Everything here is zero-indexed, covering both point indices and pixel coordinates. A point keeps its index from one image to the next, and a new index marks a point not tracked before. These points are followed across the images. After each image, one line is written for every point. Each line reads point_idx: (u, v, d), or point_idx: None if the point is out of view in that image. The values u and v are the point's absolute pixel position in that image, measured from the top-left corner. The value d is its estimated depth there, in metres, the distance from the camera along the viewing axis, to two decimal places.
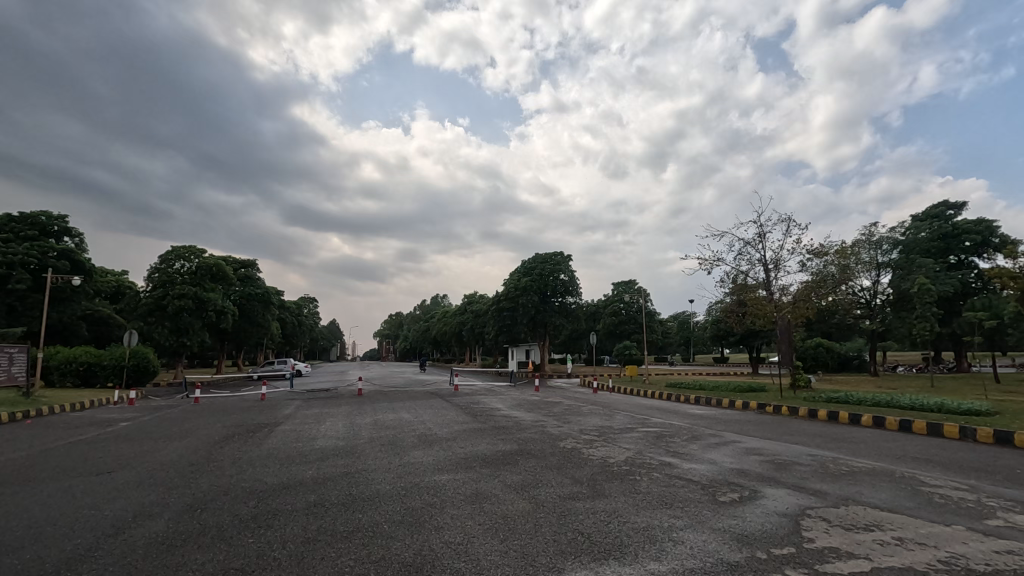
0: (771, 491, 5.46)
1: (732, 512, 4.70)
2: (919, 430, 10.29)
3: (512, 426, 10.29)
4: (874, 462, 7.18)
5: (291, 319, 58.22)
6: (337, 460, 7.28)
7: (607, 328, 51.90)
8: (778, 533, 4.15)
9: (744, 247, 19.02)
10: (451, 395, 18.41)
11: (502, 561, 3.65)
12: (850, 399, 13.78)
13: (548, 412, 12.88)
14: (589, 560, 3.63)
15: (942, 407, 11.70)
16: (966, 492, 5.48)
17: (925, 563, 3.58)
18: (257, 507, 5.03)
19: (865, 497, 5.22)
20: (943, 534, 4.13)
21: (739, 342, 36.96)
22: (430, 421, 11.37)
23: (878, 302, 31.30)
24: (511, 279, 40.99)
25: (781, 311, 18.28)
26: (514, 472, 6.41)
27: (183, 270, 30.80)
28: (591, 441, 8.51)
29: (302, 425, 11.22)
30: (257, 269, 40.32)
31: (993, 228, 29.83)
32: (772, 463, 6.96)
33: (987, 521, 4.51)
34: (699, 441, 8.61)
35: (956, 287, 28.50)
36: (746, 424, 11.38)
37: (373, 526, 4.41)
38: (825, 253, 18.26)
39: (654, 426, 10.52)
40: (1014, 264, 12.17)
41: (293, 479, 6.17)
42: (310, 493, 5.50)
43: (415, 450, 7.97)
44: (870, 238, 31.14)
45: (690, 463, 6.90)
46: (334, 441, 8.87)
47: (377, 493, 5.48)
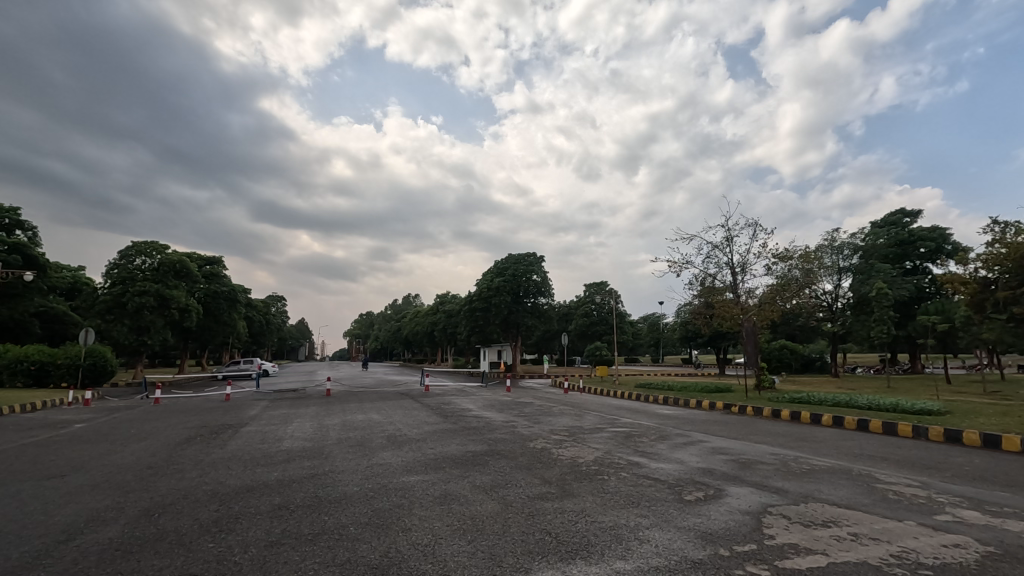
0: (736, 489, 5.58)
1: (696, 511, 4.79)
2: (875, 429, 10.69)
3: (483, 427, 10.30)
4: (833, 460, 7.43)
5: (258, 318, 57.03)
6: (305, 461, 7.20)
7: (579, 329, 52.58)
8: (741, 531, 4.24)
9: (713, 250, 19.47)
10: (422, 395, 18.27)
11: (469, 561, 3.64)
12: (811, 398, 14.28)
13: (519, 413, 12.90)
14: (556, 560, 3.65)
15: (898, 407, 12.15)
16: (918, 489, 5.71)
17: (879, 558, 3.70)
18: (218, 510, 4.90)
19: (824, 494, 5.39)
20: (896, 530, 4.28)
21: (707, 343, 37.69)
22: (401, 422, 11.28)
23: (838, 305, 32.34)
24: (484, 279, 40.93)
25: (748, 314, 18.74)
26: (483, 472, 6.42)
27: (144, 267, 29.77)
28: (560, 441, 8.57)
29: (268, 425, 11.04)
30: (223, 266, 39.28)
31: (946, 236, 31.34)
32: (737, 462, 7.13)
33: (936, 516, 4.71)
34: (667, 441, 8.77)
35: (911, 291, 29.78)
36: (712, 424, 11.64)
37: (339, 529, 4.34)
38: (789, 257, 18.79)
39: (623, 426, 10.69)
40: (965, 270, 12.71)
41: (258, 481, 6.05)
42: (276, 496, 5.40)
43: (384, 451, 7.92)
44: (832, 243, 31.95)
45: (657, 462, 7.01)
46: (302, 442, 8.74)
47: (344, 495, 5.41)
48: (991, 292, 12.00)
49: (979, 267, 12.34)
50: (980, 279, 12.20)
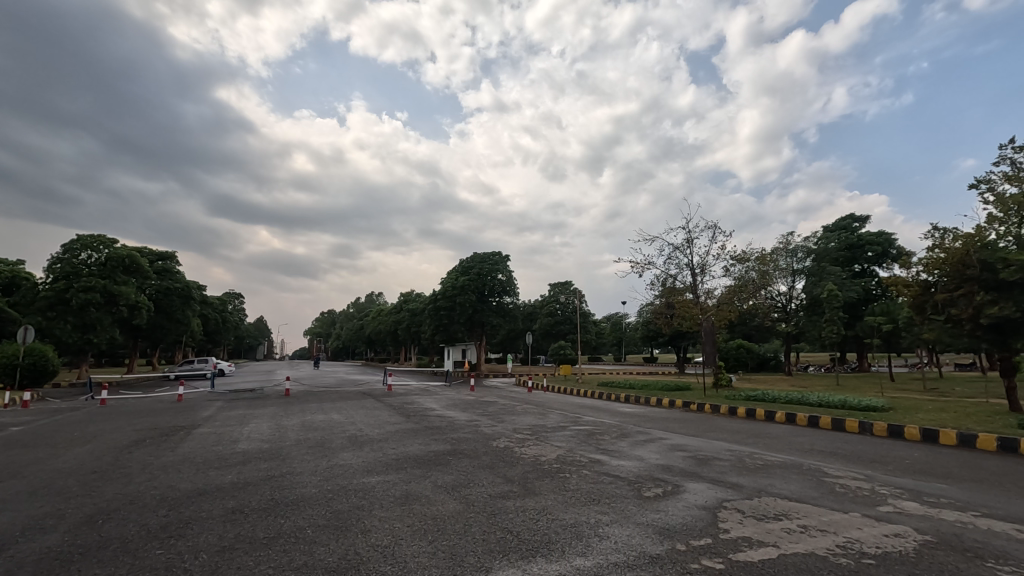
0: (693, 485, 5.71)
1: (655, 507, 4.89)
2: (825, 425, 11.14)
3: (445, 426, 10.22)
4: (786, 455, 7.69)
5: (214, 316, 55.12)
6: (261, 463, 7.01)
7: (543, 328, 53.08)
8: (697, 526, 4.34)
9: (673, 251, 19.88)
10: (384, 395, 18.06)
11: (430, 561, 3.61)
12: (765, 396, 14.73)
13: (482, 412, 12.87)
14: (517, 558, 3.66)
15: (846, 404, 12.68)
16: (863, 482, 5.99)
17: (826, 549, 3.86)
18: (168, 515, 4.72)
19: (776, 489, 5.57)
20: (842, 521, 4.47)
21: (668, 343, 38.44)
22: (362, 422, 11.09)
23: (792, 307, 33.59)
24: (449, 278, 40.69)
25: (707, 314, 19.24)
26: (445, 472, 6.37)
27: (90, 262, 28.41)
28: (523, 440, 8.60)
29: (223, 426, 10.68)
30: (175, 261, 37.76)
31: (892, 241, 32.95)
32: (695, 458, 7.31)
33: (879, 508, 4.95)
34: (628, 438, 8.91)
35: (859, 293, 31.19)
36: (671, 421, 11.90)
37: (296, 532, 4.24)
38: (746, 259, 19.37)
39: (586, 424, 10.82)
40: (908, 273, 13.36)
41: (212, 484, 5.84)
42: (229, 499, 5.23)
43: (345, 451, 7.78)
44: (787, 246, 33.26)
45: (618, 459, 7.13)
46: (258, 443, 8.48)
47: (302, 497, 5.29)
48: (931, 294, 12.66)
49: (921, 270, 13.01)
50: (921, 282, 12.87)
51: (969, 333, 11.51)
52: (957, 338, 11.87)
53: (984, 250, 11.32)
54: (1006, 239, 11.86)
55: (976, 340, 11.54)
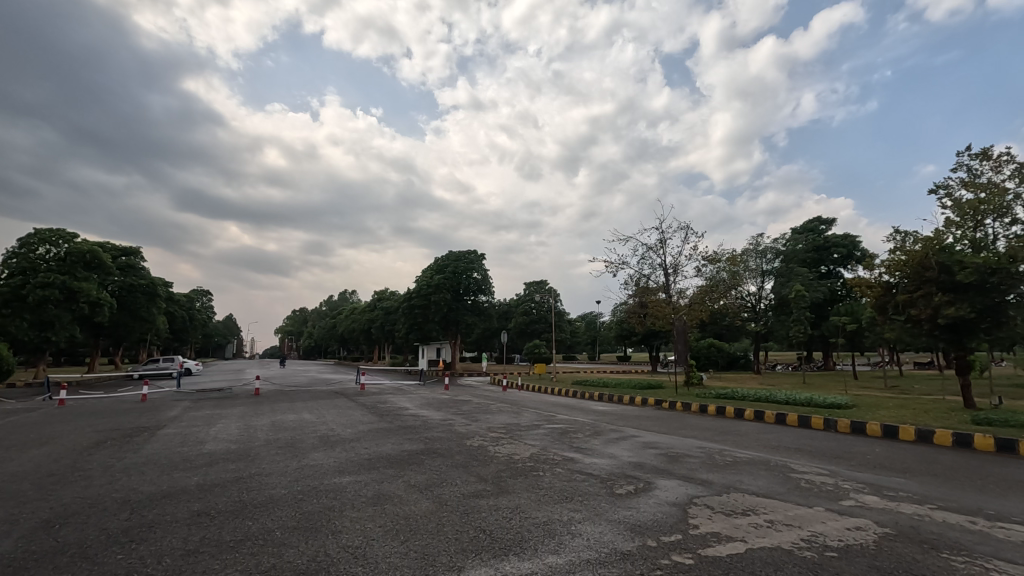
0: (664, 482, 5.80)
1: (627, 504, 4.95)
2: (792, 422, 11.42)
3: (419, 425, 10.15)
4: (755, 452, 7.86)
5: (180, 313, 53.60)
6: (229, 464, 6.84)
7: (518, 327, 53.24)
8: (668, 522, 4.41)
9: (647, 251, 20.14)
10: (357, 394, 17.85)
11: (401, 562, 3.58)
12: (735, 394, 15.01)
13: (456, 411, 12.83)
14: (489, 557, 3.65)
15: (811, 401, 13.04)
16: (827, 477, 6.17)
17: (791, 543, 3.96)
18: (129, 519, 4.57)
19: (744, 484, 5.70)
20: (807, 516, 4.59)
21: (641, 342, 38.95)
22: (334, 421, 10.95)
23: (761, 306, 34.42)
24: (423, 276, 40.42)
25: (679, 313, 19.54)
26: (419, 471, 6.31)
27: (48, 257, 27.34)
28: (497, 439, 8.60)
29: (190, 427, 10.40)
30: (140, 257, 36.57)
31: (857, 243, 33.93)
32: (666, 455, 7.42)
33: (842, 502, 5.10)
34: (601, 436, 9.00)
35: (826, 294, 32.06)
36: (643, 419, 12.05)
37: (264, 534, 4.16)
38: (718, 260, 19.72)
39: (560, 422, 10.88)
40: (872, 275, 13.77)
41: (176, 487, 5.69)
42: (195, 502, 5.10)
43: (316, 451, 7.65)
44: (757, 247, 33.93)
45: (591, 458, 7.19)
46: (226, 444, 8.28)
47: (271, 499, 5.18)
48: (892, 295, 13.08)
49: (883, 272, 13.43)
50: (883, 283, 13.29)
51: (928, 333, 11.95)
52: (916, 338, 12.30)
53: (942, 253, 11.76)
54: (962, 243, 12.34)
55: (934, 340, 11.99)
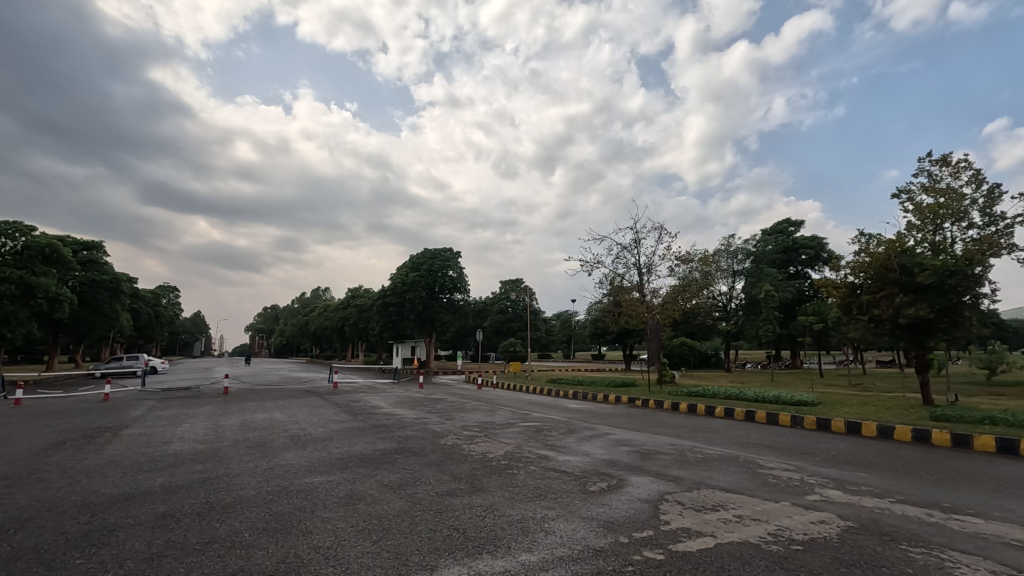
0: (636, 479, 5.87)
1: (600, 500, 5.00)
2: (761, 419, 11.69)
3: (393, 424, 10.06)
4: (724, 449, 8.03)
5: (145, 310, 51.99)
6: (195, 465, 6.65)
7: (494, 325, 53.27)
8: (640, 518, 4.46)
9: (622, 251, 20.33)
10: (330, 393, 17.57)
11: (373, 562, 3.55)
12: (706, 392, 15.26)
13: (431, 409, 12.76)
14: (462, 556, 3.65)
15: (779, 399, 13.36)
16: (793, 472, 6.33)
17: (758, 537, 4.05)
18: (89, 522, 4.42)
19: (714, 480, 5.81)
20: (774, 510, 4.71)
21: (615, 340, 39.35)
22: (306, 421, 10.76)
23: (732, 305, 35.13)
24: (398, 274, 40.07)
25: (652, 312, 19.81)
26: (392, 471, 6.25)
27: (5, 250, 26.25)
28: (471, 437, 8.58)
29: (155, 426, 10.11)
30: (102, 252, 35.35)
31: (824, 245, 34.91)
32: (638, 453, 7.51)
33: (807, 496, 5.24)
34: (575, 434, 9.05)
35: (794, 294, 32.90)
36: (617, 417, 12.17)
37: (232, 536, 4.07)
38: (691, 260, 20.05)
39: (534, 420, 10.90)
40: (838, 276, 14.16)
41: (140, 488, 5.52)
42: (160, 504, 4.96)
43: (287, 451, 7.52)
44: (728, 248, 34.73)
45: (564, 455, 7.23)
46: (193, 444, 8.07)
47: (240, 500, 5.08)
48: (856, 296, 13.47)
49: (848, 273, 13.82)
50: (848, 284, 13.67)
51: (889, 332, 12.37)
52: (878, 337, 12.70)
53: (903, 255, 12.17)
54: (922, 245, 12.78)
55: (895, 339, 12.40)
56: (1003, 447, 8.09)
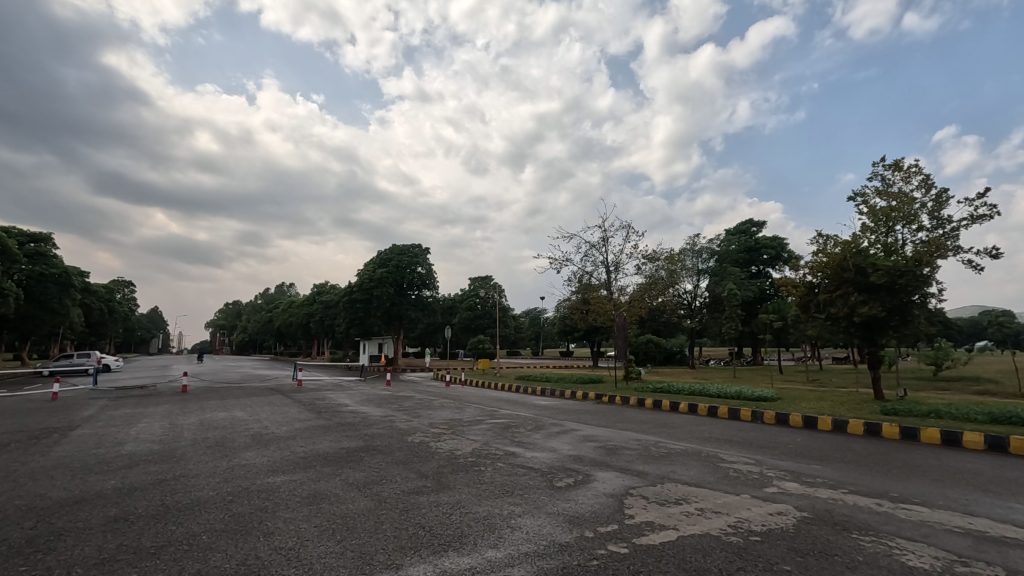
0: (602, 474, 5.96)
1: (566, 496, 5.04)
2: (723, 415, 11.99)
3: (359, 422, 9.92)
4: (687, 444, 8.21)
5: (98, 305, 49.80)
6: (151, 466, 6.41)
7: (463, 322, 53.11)
8: (605, 513, 4.52)
9: (590, 249, 20.57)
10: (294, 391, 17.26)
11: (338, 561, 3.50)
12: (671, 389, 15.55)
13: (398, 407, 12.63)
14: (427, 554, 3.62)
15: (741, 395, 13.70)
16: (752, 466, 6.52)
17: (719, 529, 4.16)
18: (34, 528, 4.21)
19: (677, 474, 5.94)
20: (733, 503, 4.84)
21: (582, 337, 39.74)
22: (268, 419, 10.52)
23: (697, 303, 35.86)
24: (366, 270, 39.49)
25: (619, 309, 20.06)
26: (358, 469, 6.16)
27: None
28: (439, 435, 8.54)
29: (107, 427, 9.72)
30: (51, 244, 33.72)
31: (784, 245, 36.01)
32: (604, 448, 7.61)
33: (766, 489, 5.41)
34: (542, 431, 9.10)
35: (756, 292, 33.82)
36: (583, 413, 12.29)
37: (188, 539, 3.94)
38: (657, 258, 20.39)
39: (502, 417, 10.92)
40: (797, 275, 14.57)
41: (91, 491, 5.29)
42: (112, 506, 4.77)
43: (248, 451, 7.32)
44: (694, 247, 35.49)
45: (532, 451, 7.26)
46: (148, 445, 7.78)
47: (197, 502, 4.92)
48: (814, 295, 13.88)
49: (807, 273, 14.24)
50: (806, 283, 14.09)
51: (845, 330, 12.85)
52: (834, 335, 13.19)
53: (858, 255, 12.63)
54: (876, 246, 13.28)
55: (850, 336, 12.90)
56: (948, 438, 8.51)
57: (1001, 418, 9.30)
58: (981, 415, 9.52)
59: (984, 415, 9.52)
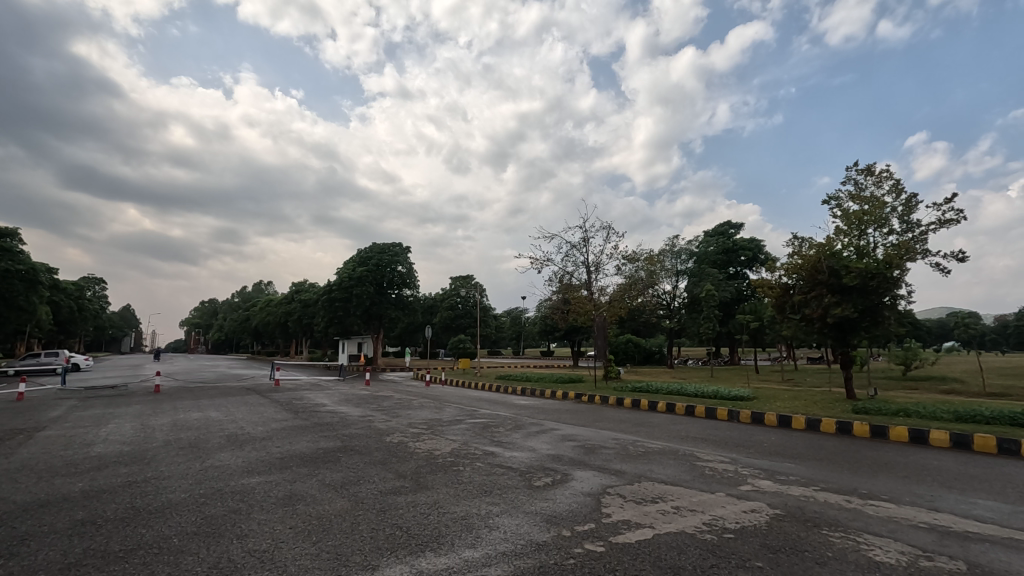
0: (581, 473, 6.01)
1: (544, 495, 5.06)
2: (700, 414, 12.16)
3: (337, 422, 9.83)
4: (664, 443, 8.29)
5: (67, 303, 48.51)
6: (121, 467, 6.27)
7: (443, 322, 52.96)
8: (582, 512, 4.55)
9: (570, 250, 20.69)
10: (271, 391, 17.05)
11: (312, 563, 3.46)
12: (650, 388, 15.70)
13: (377, 407, 12.54)
14: (404, 555, 3.60)
15: (718, 394, 13.88)
16: (728, 464, 6.63)
17: (694, 527, 4.22)
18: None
19: (654, 473, 6.01)
20: (709, 501, 4.91)
21: (563, 337, 39.87)
22: (243, 419, 10.37)
23: (676, 304, 36.23)
24: (345, 268, 39.09)
25: (599, 310, 20.20)
26: (334, 470, 6.10)
27: None
28: (417, 435, 8.50)
29: (76, 428, 9.48)
30: (17, 239, 32.61)
31: (761, 247, 36.58)
32: (583, 447, 7.67)
33: (741, 487, 5.50)
34: (522, 430, 9.12)
35: (733, 293, 34.34)
36: (563, 412, 12.35)
37: (159, 542, 3.86)
38: (636, 259, 20.57)
39: (482, 417, 10.93)
40: (773, 277, 14.78)
41: (56, 494, 5.14)
42: (79, 510, 4.65)
43: (223, 452, 7.19)
44: (673, 248, 35.95)
45: (511, 451, 7.28)
46: (119, 446, 7.60)
47: (170, 503, 4.83)
48: (789, 296, 14.11)
49: (782, 274, 14.44)
50: (781, 285, 14.29)
51: (818, 330, 13.11)
52: (808, 335, 13.44)
53: (832, 257, 12.91)
54: (849, 249, 13.58)
55: (824, 337, 13.17)
56: (915, 436, 8.76)
57: (966, 417, 9.60)
58: (946, 414, 9.82)
59: (949, 414, 9.81)
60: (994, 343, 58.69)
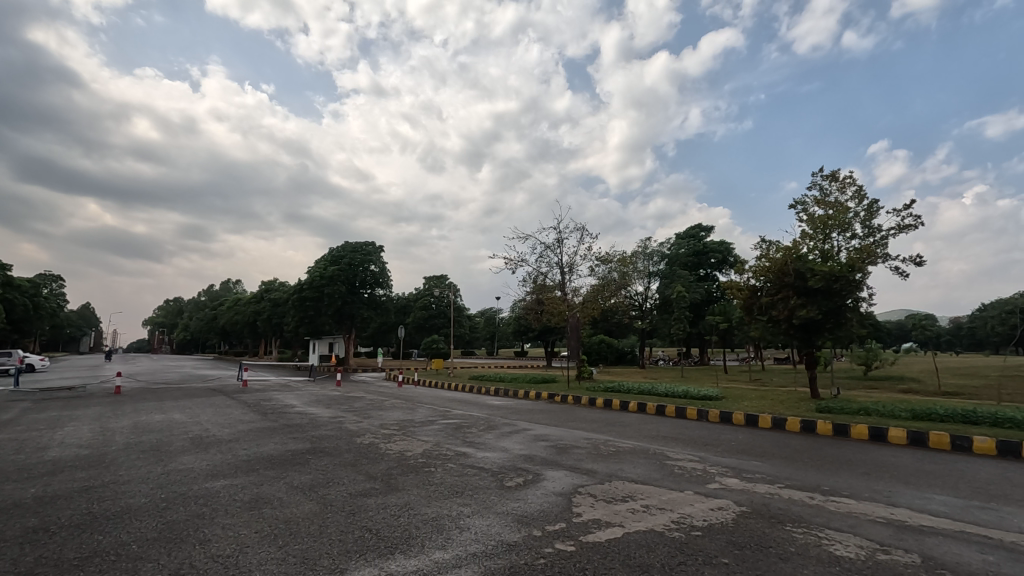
0: (552, 472, 6.04)
1: (516, 495, 5.06)
2: (670, 413, 12.34)
3: (307, 424, 9.66)
4: (635, 442, 8.38)
5: (22, 301, 46.65)
6: (77, 472, 6.03)
7: (416, 322, 52.56)
8: (553, 512, 4.56)
9: (545, 250, 20.81)
10: (238, 392, 16.69)
11: (278, 568, 3.39)
12: (622, 388, 15.88)
13: (348, 408, 12.37)
14: (374, 557, 3.56)
15: (687, 394, 14.11)
16: (696, 462, 6.74)
17: (663, 525, 4.27)
18: None
19: (625, 472, 6.08)
20: (678, 499, 4.98)
21: (537, 337, 39.97)
22: (209, 421, 10.10)
23: (648, 305, 36.72)
24: (316, 267, 38.50)
25: (573, 310, 20.34)
26: (302, 472, 5.99)
27: None
28: (389, 435, 8.40)
29: (30, 431, 9.11)
30: None
31: (730, 249, 37.31)
32: (556, 447, 7.70)
33: (708, 485, 5.60)
34: (495, 431, 9.12)
35: (703, 294, 34.99)
36: (536, 413, 12.39)
37: (116, 549, 3.73)
38: (609, 260, 20.79)
39: (455, 417, 10.90)
40: (741, 279, 15.10)
41: (5, 501, 4.90)
42: (30, 516, 4.46)
43: (186, 454, 6.98)
44: (645, 250, 36.45)
45: (483, 452, 7.26)
46: (75, 450, 7.31)
47: (128, 509, 4.67)
48: (757, 297, 14.45)
49: (750, 276, 14.78)
50: (749, 286, 14.64)
51: (784, 331, 13.45)
52: (775, 335, 13.77)
53: (798, 261, 13.27)
54: (814, 252, 13.97)
55: (790, 338, 13.51)
56: (874, 434, 9.06)
57: (923, 415, 9.96)
58: (904, 412, 10.18)
59: (907, 412, 10.17)
60: (948, 344, 61.19)
